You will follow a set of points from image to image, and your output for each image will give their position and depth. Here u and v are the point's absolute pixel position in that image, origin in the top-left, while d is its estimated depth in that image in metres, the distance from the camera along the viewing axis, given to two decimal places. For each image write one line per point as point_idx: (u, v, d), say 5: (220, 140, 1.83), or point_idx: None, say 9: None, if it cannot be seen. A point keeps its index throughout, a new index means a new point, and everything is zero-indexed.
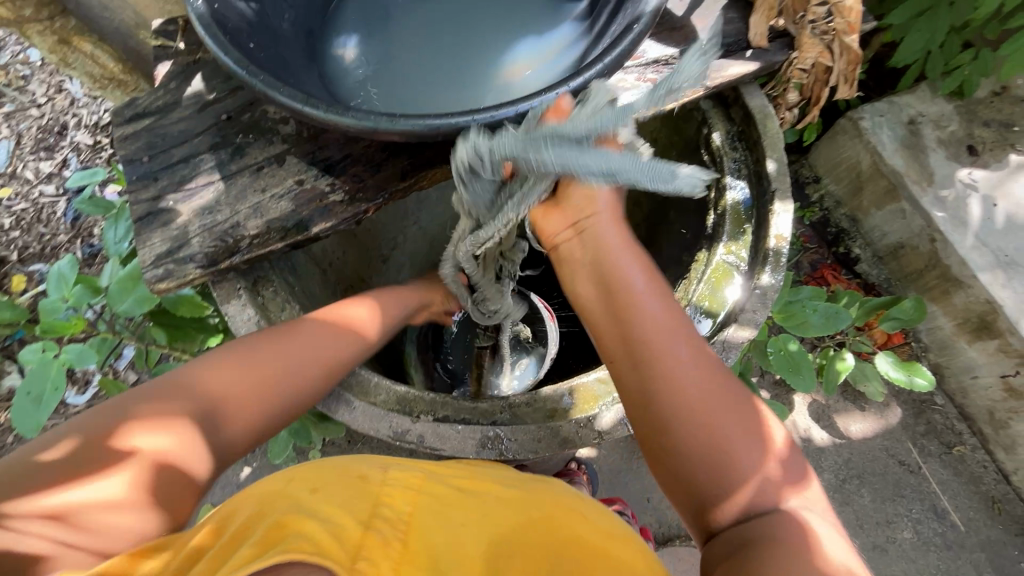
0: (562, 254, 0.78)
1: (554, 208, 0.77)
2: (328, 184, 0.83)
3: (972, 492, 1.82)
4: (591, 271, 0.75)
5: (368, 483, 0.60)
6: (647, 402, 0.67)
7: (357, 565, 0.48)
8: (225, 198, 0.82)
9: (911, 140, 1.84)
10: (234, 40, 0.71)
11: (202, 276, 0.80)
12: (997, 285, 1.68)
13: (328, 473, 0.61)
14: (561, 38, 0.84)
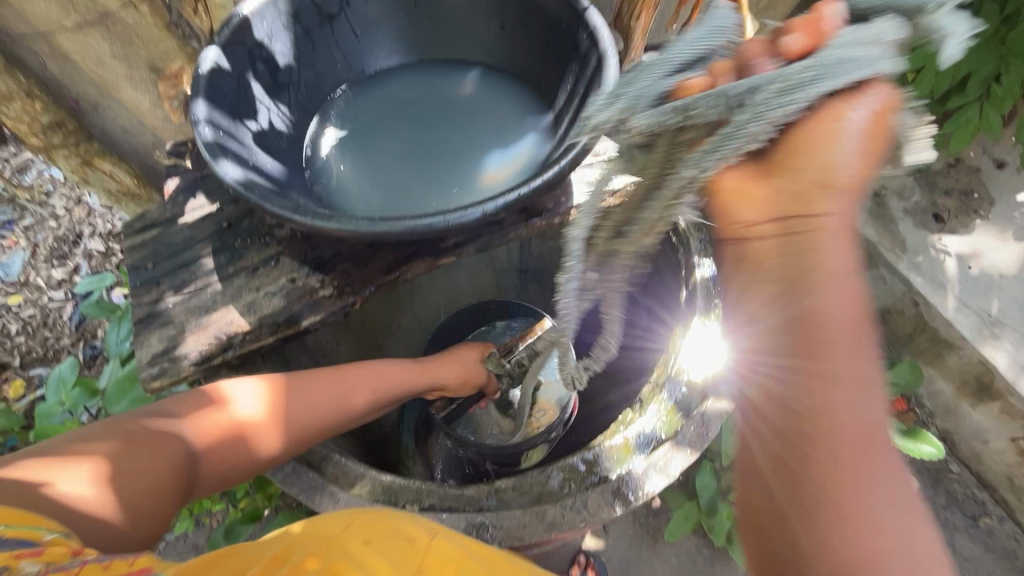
0: (746, 252, 0.57)
1: (752, 187, 0.56)
2: (318, 280, 0.89)
3: (1008, 568, 1.71)
4: (768, 295, 0.55)
5: (416, 547, 0.64)
6: (778, 475, 0.53)
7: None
8: (221, 298, 0.88)
9: (878, 212, 1.92)
10: (238, 162, 0.81)
11: (194, 372, 0.83)
12: (987, 346, 1.66)
13: (379, 526, 0.64)
14: (525, 148, 0.96)
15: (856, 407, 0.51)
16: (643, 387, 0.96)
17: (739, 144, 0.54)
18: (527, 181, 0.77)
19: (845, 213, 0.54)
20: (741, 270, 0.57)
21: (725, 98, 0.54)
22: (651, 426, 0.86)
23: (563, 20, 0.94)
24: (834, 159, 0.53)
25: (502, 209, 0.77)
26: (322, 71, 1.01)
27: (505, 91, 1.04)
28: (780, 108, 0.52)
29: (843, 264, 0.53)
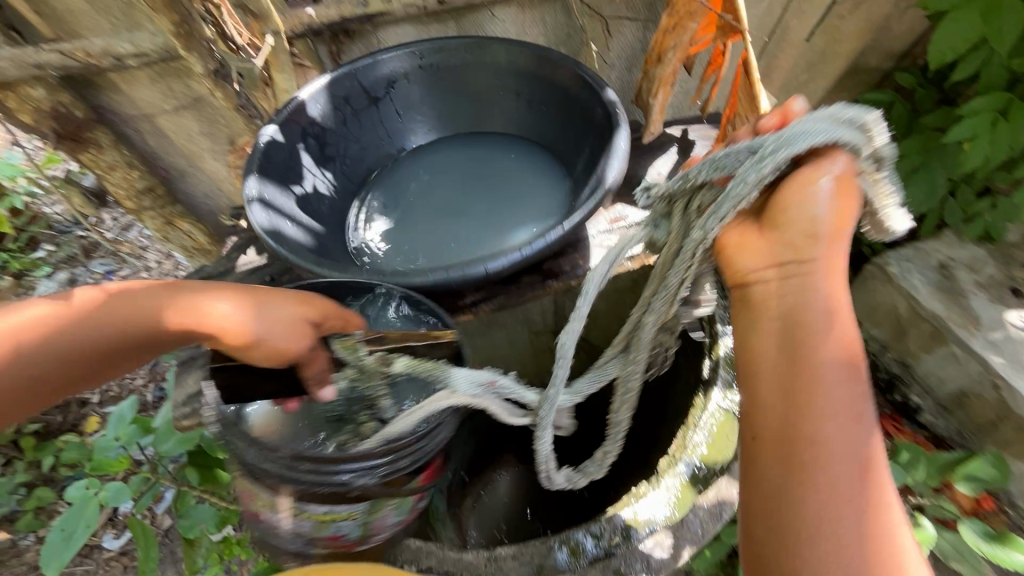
0: (750, 296, 0.58)
1: (751, 239, 0.57)
2: None
3: None
4: (764, 336, 0.55)
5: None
6: (796, 530, 0.48)
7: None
8: None
9: (945, 284, 1.80)
10: (281, 223, 0.90)
11: None
12: None
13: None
14: (543, 215, 1.01)
15: (856, 447, 0.50)
16: (661, 460, 0.91)
17: (730, 203, 0.54)
18: (529, 243, 0.84)
19: (835, 258, 0.54)
20: (745, 313, 0.58)
21: (713, 161, 0.58)
22: (664, 499, 0.82)
23: (583, 99, 1.01)
24: (815, 205, 0.53)
25: (505, 267, 0.83)
26: (365, 144, 1.13)
27: (529, 162, 1.12)
28: (755, 167, 0.52)
29: (832, 311, 0.53)
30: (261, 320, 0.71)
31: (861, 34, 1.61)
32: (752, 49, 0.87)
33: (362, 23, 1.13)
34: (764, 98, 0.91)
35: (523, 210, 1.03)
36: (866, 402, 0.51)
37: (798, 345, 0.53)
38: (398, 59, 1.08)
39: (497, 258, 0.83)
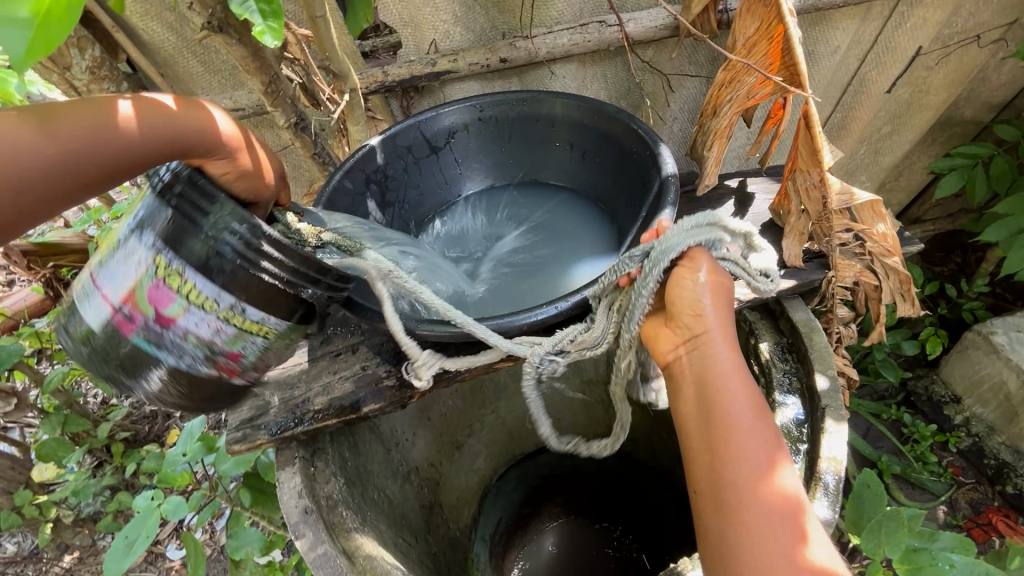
0: (670, 368, 0.72)
1: (659, 329, 0.75)
2: (386, 370, 0.98)
3: None
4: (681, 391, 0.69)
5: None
6: (722, 548, 0.59)
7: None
8: (304, 377, 0.99)
9: None
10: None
11: (268, 442, 0.92)
12: None
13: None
14: (589, 269, 1.01)
15: (763, 467, 0.61)
16: None
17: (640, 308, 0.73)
18: (566, 296, 0.83)
19: (724, 325, 0.69)
20: (671, 380, 0.72)
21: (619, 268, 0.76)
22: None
23: (637, 152, 1.01)
24: (700, 291, 0.70)
25: (542, 320, 0.82)
26: (423, 190, 1.19)
27: (580, 215, 1.13)
28: (652, 274, 0.71)
29: (727, 364, 0.67)
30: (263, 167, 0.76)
31: (951, 84, 1.50)
32: (812, 103, 0.84)
33: (431, 79, 1.22)
34: (827, 150, 0.87)
35: (570, 260, 1.04)
36: (767, 431, 0.64)
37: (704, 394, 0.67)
38: (459, 113, 1.14)
39: (532, 312, 0.82)
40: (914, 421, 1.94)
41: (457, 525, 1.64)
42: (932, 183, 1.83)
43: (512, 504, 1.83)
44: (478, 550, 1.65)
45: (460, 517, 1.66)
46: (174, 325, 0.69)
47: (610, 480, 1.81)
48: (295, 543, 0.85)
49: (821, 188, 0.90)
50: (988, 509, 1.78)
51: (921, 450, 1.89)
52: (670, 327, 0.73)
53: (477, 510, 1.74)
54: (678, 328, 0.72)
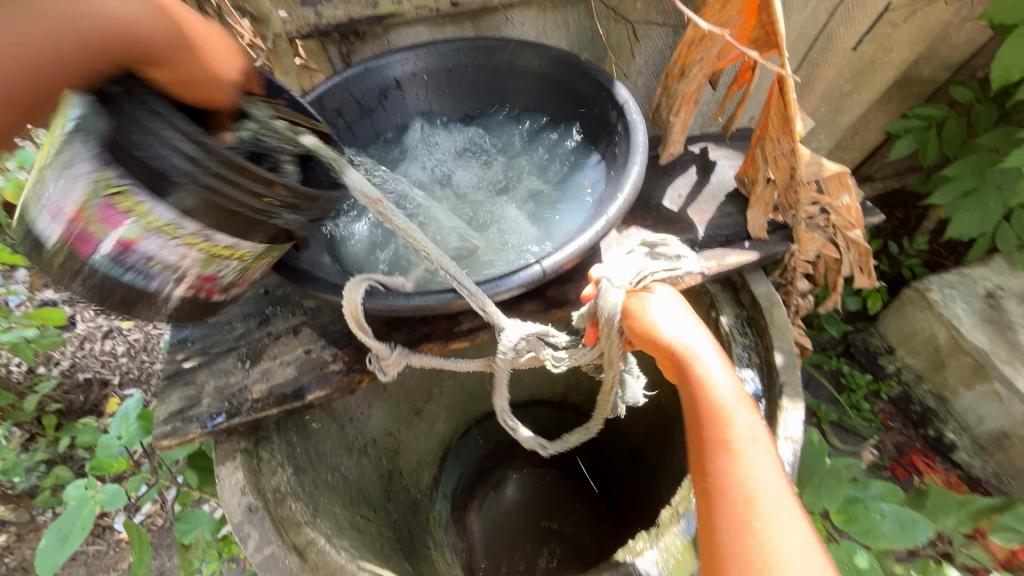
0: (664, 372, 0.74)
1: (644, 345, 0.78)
2: (331, 353, 0.90)
3: None
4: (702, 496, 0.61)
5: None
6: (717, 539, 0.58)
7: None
8: (241, 364, 0.90)
9: (991, 315, 1.76)
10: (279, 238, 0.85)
11: (202, 436, 0.84)
12: None
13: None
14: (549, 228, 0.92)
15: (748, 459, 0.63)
16: (661, 512, 0.86)
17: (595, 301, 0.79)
18: (535, 264, 0.77)
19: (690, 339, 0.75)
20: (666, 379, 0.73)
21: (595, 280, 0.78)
22: (657, 559, 0.76)
23: (606, 111, 0.94)
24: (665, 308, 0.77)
25: (515, 288, 0.78)
26: (363, 150, 1.08)
27: (542, 169, 1.03)
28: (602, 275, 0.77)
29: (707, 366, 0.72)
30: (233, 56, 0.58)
31: (915, 42, 1.48)
32: (789, 73, 0.77)
33: (372, 24, 1.08)
34: (800, 119, 0.82)
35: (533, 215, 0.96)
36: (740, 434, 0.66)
37: (733, 525, 0.56)
38: (409, 62, 1.02)
39: (499, 281, 0.78)
40: (852, 372, 2.06)
41: (418, 488, 1.63)
42: (886, 144, 1.85)
43: (474, 462, 1.84)
44: (440, 508, 1.67)
45: (421, 480, 1.66)
46: (133, 249, 0.55)
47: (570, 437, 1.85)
48: (240, 544, 0.80)
49: (791, 158, 0.87)
50: (910, 450, 1.92)
51: (856, 399, 2.01)
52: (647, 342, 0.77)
53: (438, 471, 1.74)
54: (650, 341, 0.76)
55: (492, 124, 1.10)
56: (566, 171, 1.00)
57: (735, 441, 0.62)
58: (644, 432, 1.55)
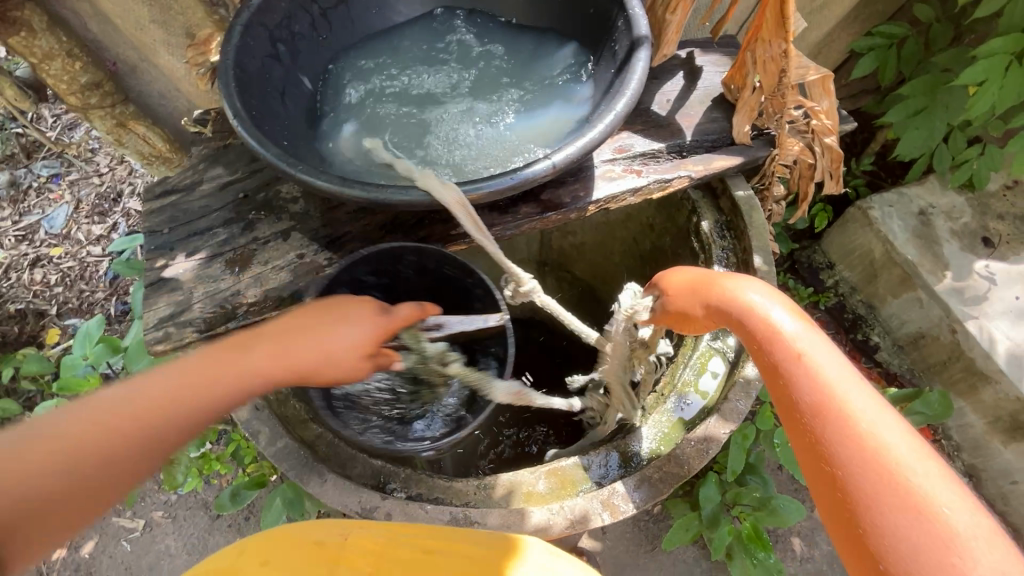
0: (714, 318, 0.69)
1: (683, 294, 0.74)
2: (325, 258, 0.89)
3: None
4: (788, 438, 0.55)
5: (325, 550, 0.58)
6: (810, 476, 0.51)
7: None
8: (230, 270, 0.88)
9: (923, 230, 1.93)
10: (268, 134, 0.79)
11: (199, 339, 0.84)
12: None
13: (278, 540, 0.58)
14: (550, 123, 0.88)
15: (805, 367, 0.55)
16: (648, 396, 0.94)
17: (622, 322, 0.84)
18: (545, 155, 0.75)
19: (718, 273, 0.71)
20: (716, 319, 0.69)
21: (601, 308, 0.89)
22: (648, 434, 0.87)
23: (604, 8, 0.91)
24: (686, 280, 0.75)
25: (530, 180, 0.75)
26: (338, 44, 0.99)
27: (536, 63, 0.97)
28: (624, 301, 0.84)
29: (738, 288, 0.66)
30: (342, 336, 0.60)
31: None
32: None
33: None
34: (794, 17, 0.83)
35: (530, 109, 0.90)
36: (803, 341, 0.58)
37: (831, 443, 0.49)
38: None
39: (509, 172, 0.74)
40: (796, 285, 2.20)
41: None
42: (848, 64, 1.89)
43: None
44: None
45: None
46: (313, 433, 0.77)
47: None
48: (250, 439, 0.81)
49: (782, 61, 0.89)
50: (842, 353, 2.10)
51: (796, 309, 2.19)
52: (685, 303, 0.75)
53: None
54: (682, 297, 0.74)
55: (479, 18, 1.04)
56: (563, 66, 0.95)
57: (801, 355, 0.56)
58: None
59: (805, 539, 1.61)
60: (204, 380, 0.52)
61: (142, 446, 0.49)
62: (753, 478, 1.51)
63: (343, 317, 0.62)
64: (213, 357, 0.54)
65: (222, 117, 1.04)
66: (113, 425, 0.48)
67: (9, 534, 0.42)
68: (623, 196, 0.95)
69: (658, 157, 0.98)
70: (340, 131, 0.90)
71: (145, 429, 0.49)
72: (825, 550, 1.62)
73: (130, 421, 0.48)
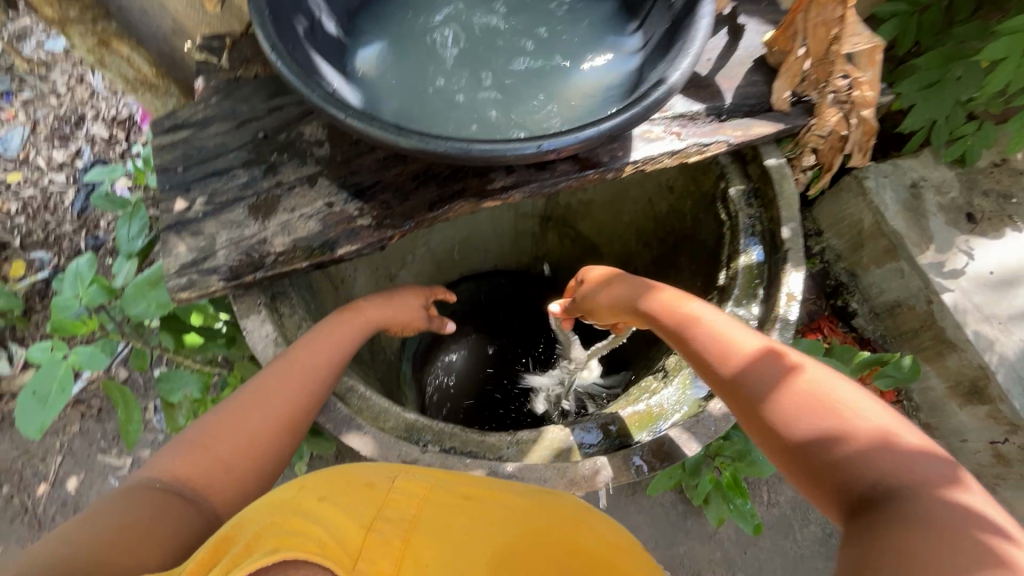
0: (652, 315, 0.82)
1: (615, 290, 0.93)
2: (356, 209, 0.85)
3: None
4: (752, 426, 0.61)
5: (375, 493, 0.60)
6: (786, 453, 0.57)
7: (356, 568, 0.51)
8: (254, 215, 0.83)
9: (913, 203, 1.99)
10: (306, 68, 0.73)
11: (224, 288, 0.81)
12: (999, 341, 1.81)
13: (337, 481, 0.60)
14: (600, 77, 0.84)
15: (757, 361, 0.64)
16: (669, 359, 0.96)
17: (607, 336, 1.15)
18: (606, 117, 0.71)
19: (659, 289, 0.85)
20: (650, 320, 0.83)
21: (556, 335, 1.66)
22: (674, 397, 0.88)
23: None
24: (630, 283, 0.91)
25: (591, 140, 0.71)
26: None
27: (581, 11, 0.92)
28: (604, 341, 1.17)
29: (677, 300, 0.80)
30: (397, 302, 0.99)
31: None
32: None
33: None
34: None
35: (576, 60, 0.86)
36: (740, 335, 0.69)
37: (783, 410, 0.57)
38: None
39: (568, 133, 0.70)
40: None
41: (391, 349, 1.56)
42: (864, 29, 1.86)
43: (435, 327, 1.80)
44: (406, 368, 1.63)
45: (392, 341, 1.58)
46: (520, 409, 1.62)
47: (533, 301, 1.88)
48: None
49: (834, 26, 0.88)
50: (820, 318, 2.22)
51: None
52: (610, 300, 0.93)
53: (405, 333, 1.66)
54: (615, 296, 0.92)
55: None
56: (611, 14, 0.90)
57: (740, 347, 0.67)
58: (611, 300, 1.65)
59: (772, 488, 1.74)
60: (276, 401, 0.72)
61: (258, 443, 0.68)
62: (735, 433, 1.59)
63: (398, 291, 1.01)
64: (265, 382, 0.73)
65: (235, 45, 0.95)
66: (227, 451, 0.66)
67: (211, 481, 0.63)
68: (661, 159, 0.92)
69: (697, 119, 0.95)
70: (375, 70, 0.84)
71: (256, 443, 0.68)
72: (789, 498, 1.75)
73: (246, 443, 0.68)
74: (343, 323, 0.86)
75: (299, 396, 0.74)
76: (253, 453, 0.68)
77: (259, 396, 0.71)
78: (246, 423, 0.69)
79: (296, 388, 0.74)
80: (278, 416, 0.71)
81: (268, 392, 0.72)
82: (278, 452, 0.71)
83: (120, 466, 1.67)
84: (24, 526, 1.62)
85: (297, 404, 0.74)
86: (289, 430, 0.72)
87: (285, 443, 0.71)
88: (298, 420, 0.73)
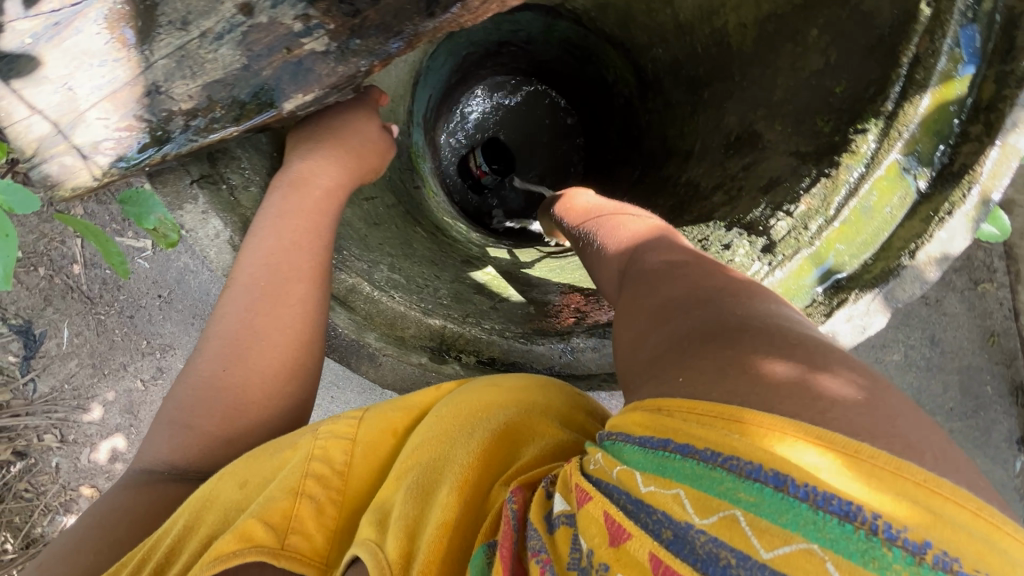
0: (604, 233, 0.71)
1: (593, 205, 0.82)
2: (299, 19, 0.48)
3: (974, 324, 1.56)
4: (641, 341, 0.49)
5: (296, 452, 0.54)
6: (680, 361, 0.42)
7: (288, 541, 0.49)
8: (127, 40, 0.48)
9: None
10: None
11: (119, 175, 0.51)
12: None
13: (262, 451, 0.55)
14: None
15: (720, 286, 0.50)
16: (779, 222, 0.70)
17: None
18: None
19: (641, 215, 0.73)
20: (598, 237, 0.71)
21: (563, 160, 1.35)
22: (783, 285, 0.66)
23: None
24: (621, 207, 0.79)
25: None
26: None
27: None
28: None
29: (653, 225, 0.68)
30: (360, 138, 0.67)
31: None
32: None
33: None
34: None
35: None
36: (695, 261, 0.56)
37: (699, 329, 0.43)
38: None
39: None
40: None
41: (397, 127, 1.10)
42: None
43: (442, 81, 1.31)
44: (418, 140, 1.20)
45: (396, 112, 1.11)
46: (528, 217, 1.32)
47: (565, 51, 1.38)
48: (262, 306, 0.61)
49: None
50: None
51: None
52: (588, 212, 0.80)
53: (414, 81, 1.18)
54: (593, 214, 0.79)
55: None
56: None
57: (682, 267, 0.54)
58: (675, 67, 1.09)
59: None
60: (244, 345, 0.58)
61: (253, 402, 0.58)
62: None
63: (356, 109, 0.68)
64: (232, 319, 0.59)
65: None
66: (213, 421, 0.57)
67: (213, 453, 0.57)
68: None
69: None
70: None
71: (241, 405, 0.58)
72: None
73: (229, 408, 0.57)
74: (298, 205, 0.59)
75: (277, 337, 0.59)
76: (248, 417, 0.58)
77: (232, 347, 0.58)
78: (225, 391, 0.57)
79: (271, 330, 0.59)
80: (264, 365, 0.59)
81: (236, 339, 0.58)
82: (282, 395, 0.60)
83: (144, 247, 1.40)
84: (78, 303, 1.40)
85: (274, 345, 0.59)
86: (286, 376, 0.60)
87: (282, 390, 0.60)
88: (295, 365, 0.60)
